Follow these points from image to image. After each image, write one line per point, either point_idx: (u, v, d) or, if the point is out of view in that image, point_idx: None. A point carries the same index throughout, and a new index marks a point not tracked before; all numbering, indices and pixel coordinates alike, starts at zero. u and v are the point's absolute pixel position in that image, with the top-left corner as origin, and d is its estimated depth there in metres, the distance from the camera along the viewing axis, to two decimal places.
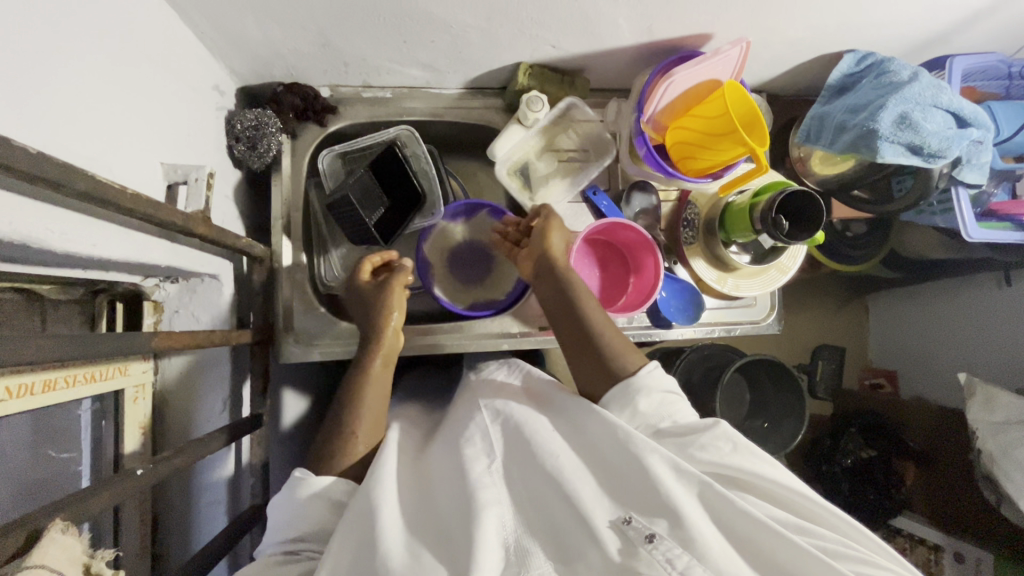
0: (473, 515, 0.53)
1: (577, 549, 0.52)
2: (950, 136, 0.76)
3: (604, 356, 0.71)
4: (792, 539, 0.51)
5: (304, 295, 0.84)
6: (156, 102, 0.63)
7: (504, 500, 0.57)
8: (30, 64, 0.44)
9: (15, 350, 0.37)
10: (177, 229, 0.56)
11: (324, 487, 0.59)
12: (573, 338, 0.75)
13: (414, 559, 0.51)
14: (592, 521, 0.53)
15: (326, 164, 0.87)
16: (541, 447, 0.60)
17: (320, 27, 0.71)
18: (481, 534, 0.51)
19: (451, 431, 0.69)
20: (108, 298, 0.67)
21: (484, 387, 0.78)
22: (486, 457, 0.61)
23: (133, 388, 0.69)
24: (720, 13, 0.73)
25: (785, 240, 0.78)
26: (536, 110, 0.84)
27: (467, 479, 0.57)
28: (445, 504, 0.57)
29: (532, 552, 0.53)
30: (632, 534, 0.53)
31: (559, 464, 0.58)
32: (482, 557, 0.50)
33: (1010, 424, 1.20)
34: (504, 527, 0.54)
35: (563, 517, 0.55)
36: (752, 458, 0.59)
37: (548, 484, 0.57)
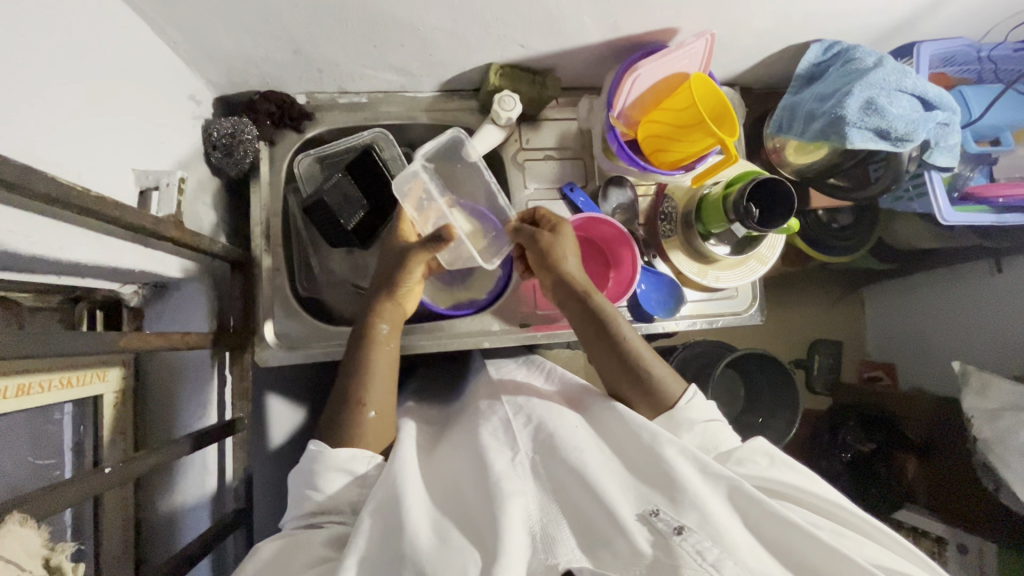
0: (498, 501, 0.54)
1: (602, 536, 0.54)
2: (916, 119, 0.77)
3: (652, 385, 0.72)
4: (825, 540, 0.53)
5: (285, 299, 0.85)
6: (131, 111, 0.64)
7: (529, 490, 0.58)
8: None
9: None
10: (147, 233, 0.57)
11: (342, 461, 0.61)
12: (618, 362, 0.74)
13: (441, 541, 0.52)
14: (620, 511, 0.54)
15: (303, 168, 0.88)
16: (566, 443, 0.62)
17: (291, 35, 0.73)
18: (507, 522, 0.52)
19: (466, 429, 0.72)
20: (88, 304, 0.68)
21: (503, 384, 0.81)
22: (509, 451, 0.63)
23: (113, 394, 0.69)
24: (683, 7, 0.74)
25: (757, 229, 0.79)
26: (509, 109, 0.85)
27: (491, 471, 0.58)
28: (471, 493, 0.58)
29: (558, 539, 0.54)
30: (660, 525, 0.54)
31: (583, 458, 0.59)
32: (509, 544, 0.51)
33: (1005, 410, 1.19)
34: (530, 517, 0.55)
35: (589, 508, 0.56)
36: (789, 473, 0.63)
37: (572, 477, 0.58)
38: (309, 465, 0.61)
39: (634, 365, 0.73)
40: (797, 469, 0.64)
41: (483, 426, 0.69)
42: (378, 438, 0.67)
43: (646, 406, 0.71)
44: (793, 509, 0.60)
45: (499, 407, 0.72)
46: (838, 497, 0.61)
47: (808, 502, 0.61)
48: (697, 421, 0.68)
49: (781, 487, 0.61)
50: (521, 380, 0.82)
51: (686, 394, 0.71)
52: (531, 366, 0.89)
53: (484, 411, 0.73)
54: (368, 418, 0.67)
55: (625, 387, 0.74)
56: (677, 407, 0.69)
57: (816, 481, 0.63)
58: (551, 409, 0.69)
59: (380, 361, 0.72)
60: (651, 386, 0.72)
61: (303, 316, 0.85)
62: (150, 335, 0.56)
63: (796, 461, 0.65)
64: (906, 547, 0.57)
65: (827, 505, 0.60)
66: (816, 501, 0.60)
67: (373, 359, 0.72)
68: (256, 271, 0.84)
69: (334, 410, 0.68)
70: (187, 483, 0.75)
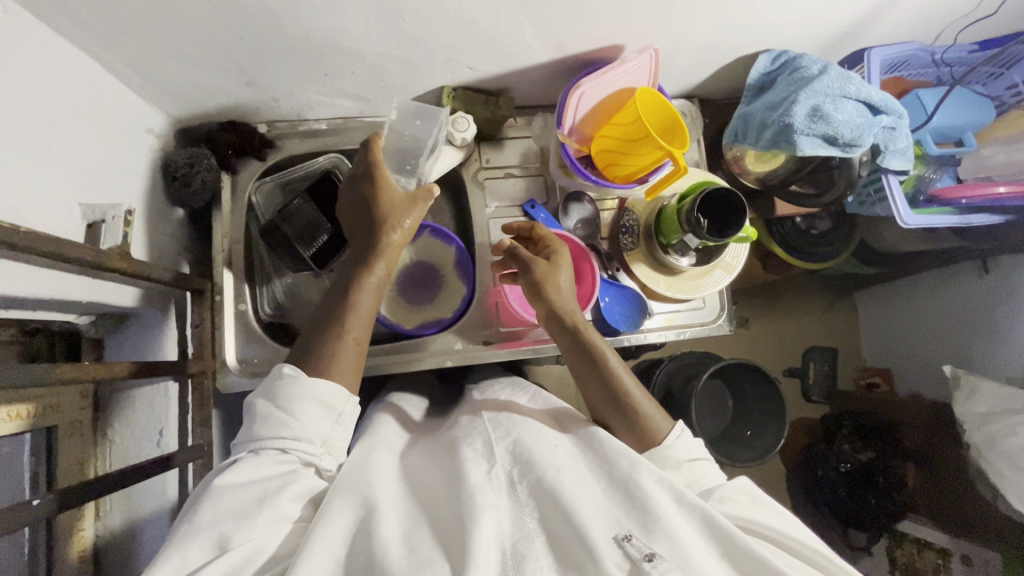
0: (471, 516, 0.52)
1: (574, 557, 0.52)
2: (861, 125, 0.77)
3: (638, 422, 0.69)
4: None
5: (248, 325, 0.86)
6: (85, 148, 0.66)
7: (503, 507, 0.56)
8: None
9: None
10: (89, 265, 0.58)
11: (322, 395, 0.62)
12: (604, 392, 0.72)
13: (412, 552, 0.51)
14: (594, 535, 0.52)
15: (264, 194, 0.91)
16: (544, 461, 0.60)
17: (243, 67, 0.75)
18: (478, 537, 0.50)
19: (447, 441, 0.70)
20: (47, 336, 0.70)
21: (487, 401, 0.81)
22: (486, 463, 0.61)
23: (70, 424, 0.70)
24: (623, 24, 0.76)
25: (708, 237, 0.79)
26: (462, 129, 0.86)
27: (466, 484, 0.57)
28: (443, 509, 0.57)
29: (528, 558, 0.52)
30: (632, 551, 0.52)
31: (560, 477, 0.58)
32: (479, 558, 0.49)
33: (995, 414, 1.16)
34: (502, 533, 0.53)
35: (561, 529, 0.54)
36: (770, 514, 0.61)
37: (546, 496, 0.56)
38: (282, 391, 0.61)
39: (622, 399, 0.71)
40: (780, 511, 0.63)
41: (464, 440, 0.67)
42: (352, 364, 0.67)
43: (630, 439, 0.70)
44: (772, 552, 0.57)
45: (481, 422, 0.72)
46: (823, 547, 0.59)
47: (789, 548, 0.58)
48: (683, 461, 0.66)
49: (759, 527, 0.59)
50: (505, 398, 0.82)
51: (674, 430, 0.69)
52: (514, 388, 0.88)
53: (463, 426, 0.73)
54: (346, 344, 0.67)
55: (610, 417, 0.72)
56: (662, 444, 0.68)
57: (799, 526, 0.62)
58: (530, 428, 0.68)
59: (367, 297, 0.71)
60: (637, 421, 0.70)
61: (266, 340, 0.86)
62: (88, 365, 0.56)
63: (779, 504, 0.63)
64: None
65: (809, 552, 0.58)
66: (796, 544, 0.58)
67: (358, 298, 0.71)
68: (218, 298, 0.85)
69: (315, 338, 0.67)
70: (148, 512, 0.76)
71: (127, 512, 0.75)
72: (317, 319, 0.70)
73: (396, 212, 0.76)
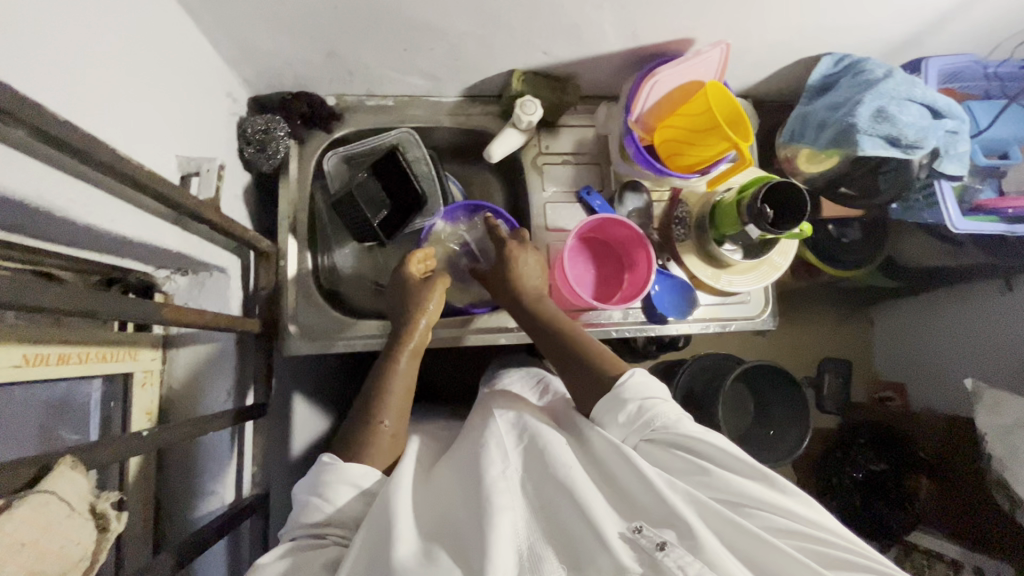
0: (488, 517, 0.51)
1: (585, 551, 0.50)
2: (926, 127, 0.80)
3: (597, 379, 0.70)
4: (785, 553, 0.50)
5: (307, 292, 0.87)
6: (175, 99, 0.67)
7: (518, 506, 0.55)
8: (74, 56, 0.49)
9: (20, 293, 0.39)
10: (188, 212, 0.59)
11: (354, 476, 0.60)
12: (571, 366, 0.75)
13: (427, 559, 0.49)
14: (605, 530, 0.51)
15: (332, 166, 0.92)
16: (556, 458, 0.59)
17: (326, 36, 0.77)
18: (495, 536, 0.49)
19: (464, 442, 0.68)
20: (123, 287, 0.68)
21: (497, 398, 0.77)
22: (501, 462, 0.59)
23: (142, 372, 0.71)
24: (699, 19, 0.78)
25: (771, 230, 0.81)
26: (530, 112, 0.88)
27: (483, 483, 0.56)
28: (458, 506, 0.56)
29: (545, 557, 0.50)
30: (643, 542, 0.50)
31: (572, 475, 0.56)
32: (497, 558, 0.48)
33: (1019, 427, 1.11)
34: (517, 533, 0.52)
35: (574, 525, 0.52)
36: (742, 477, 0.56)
37: (561, 494, 0.55)
38: (319, 477, 0.60)
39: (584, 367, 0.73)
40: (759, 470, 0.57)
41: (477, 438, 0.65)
42: (390, 453, 0.67)
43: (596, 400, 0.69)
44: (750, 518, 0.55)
45: (490, 421, 0.69)
46: (808, 507, 0.55)
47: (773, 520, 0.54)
48: (631, 401, 0.64)
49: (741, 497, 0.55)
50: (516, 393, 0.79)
51: (624, 375, 0.67)
52: (528, 380, 0.83)
53: (475, 428, 0.71)
54: (382, 432, 0.67)
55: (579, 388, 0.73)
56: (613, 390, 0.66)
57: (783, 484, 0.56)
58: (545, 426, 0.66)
59: (397, 388, 0.72)
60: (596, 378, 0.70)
61: (325, 308, 0.87)
62: (185, 309, 0.57)
63: (752, 458, 0.57)
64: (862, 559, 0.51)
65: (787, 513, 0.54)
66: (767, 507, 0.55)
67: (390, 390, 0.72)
68: (283, 261, 0.87)
69: (352, 429, 0.68)
70: (207, 466, 0.76)
71: (188, 464, 0.75)
72: (358, 404, 0.71)
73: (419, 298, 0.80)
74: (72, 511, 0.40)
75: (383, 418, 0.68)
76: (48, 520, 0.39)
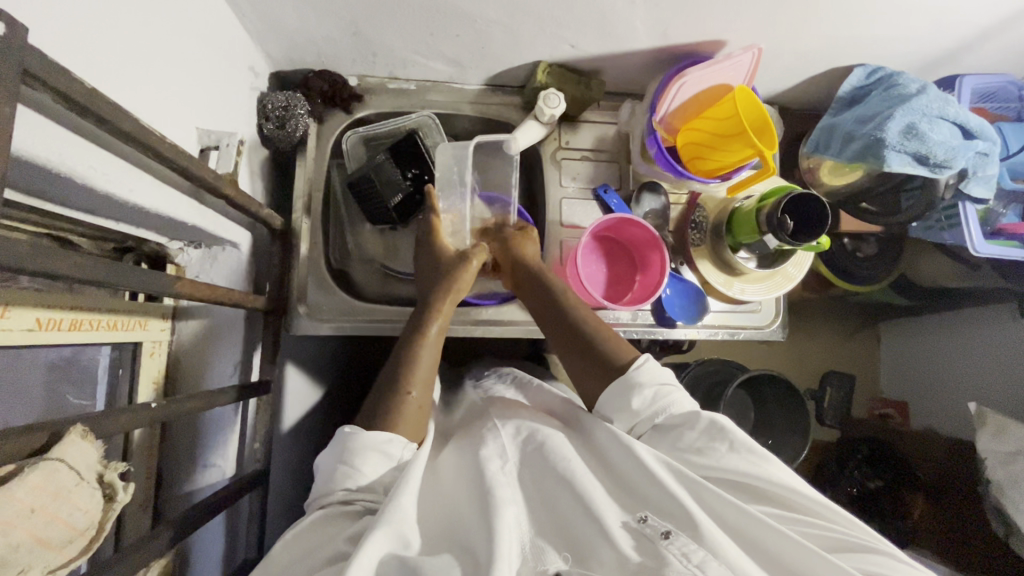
0: (491, 509, 0.51)
1: (586, 543, 0.51)
2: (956, 147, 0.78)
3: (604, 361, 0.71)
4: (790, 534, 0.50)
5: (318, 272, 0.88)
6: (198, 70, 0.67)
7: (519, 500, 0.55)
8: (103, 22, 0.48)
9: (43, 260, 0.39)
10: (207, 186, 0.59)
11: (378, 443, 0.60)
12: (572, 340, 0.76)
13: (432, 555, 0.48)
14: (605, 518, 0.51)
15: (349, 145, 0.91)
16: (555, 451, 0.59)
17: (353, 15, 0.76)
18: (500, 527, 0.49)
19: (465, 436, 0.68)
20: (135, 257, 0.68)
21: (495, 401, 0.77)
22: (500, 457, 0.60)
23: (151, 343, 0.71)
24: (732, 21, 0.76)
25: (790, 241, 0.81)
26: (553, 106, 0.87)
27: (486, 477, 0.56)
28: (460, 502, 0.55)
29: (547, 549, 0.50)
30: (648, 530, 0.51)
31: (572, 467, 0.57)
32: (500, 547, 0.47)
33: (1021, 454, 1.10)
34: (520, 526, 0.52)
35: (575, 517, 0.53)
36: (744, 457, 0.57)
37: (561, 487, 0.55)
38: (343, 447, 0.59)
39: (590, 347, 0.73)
40: (759, 449, 0.58)
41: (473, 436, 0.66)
42: (412, 424, 0.66)
43: (601, 379, 0.70)
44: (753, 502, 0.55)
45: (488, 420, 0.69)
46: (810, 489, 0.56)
47: (777, 494, 0.56)
48: (647, 385, 0.65)
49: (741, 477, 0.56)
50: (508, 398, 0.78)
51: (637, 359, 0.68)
52: (518, 387, 0.83)
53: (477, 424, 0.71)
54: (409, 401, 0.66)
55: (581, 363, 0.74)
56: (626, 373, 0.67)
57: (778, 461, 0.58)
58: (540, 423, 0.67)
59: (427, 354, 0.72)
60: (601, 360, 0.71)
61: (335, 289, 0.87)
62: (197, 283, 0.57)
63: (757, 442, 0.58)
64: (854, 539, 0.51)
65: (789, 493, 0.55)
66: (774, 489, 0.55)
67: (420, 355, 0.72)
68: (296, 239, 0.87)
69: (379, 398, 0.67)
70: (210, 440, 0.76)
71: (191, 440, 0.75)
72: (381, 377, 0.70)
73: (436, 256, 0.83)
74: (80, 479, 0.43)
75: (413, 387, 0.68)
76: (59, 487, 0.41)
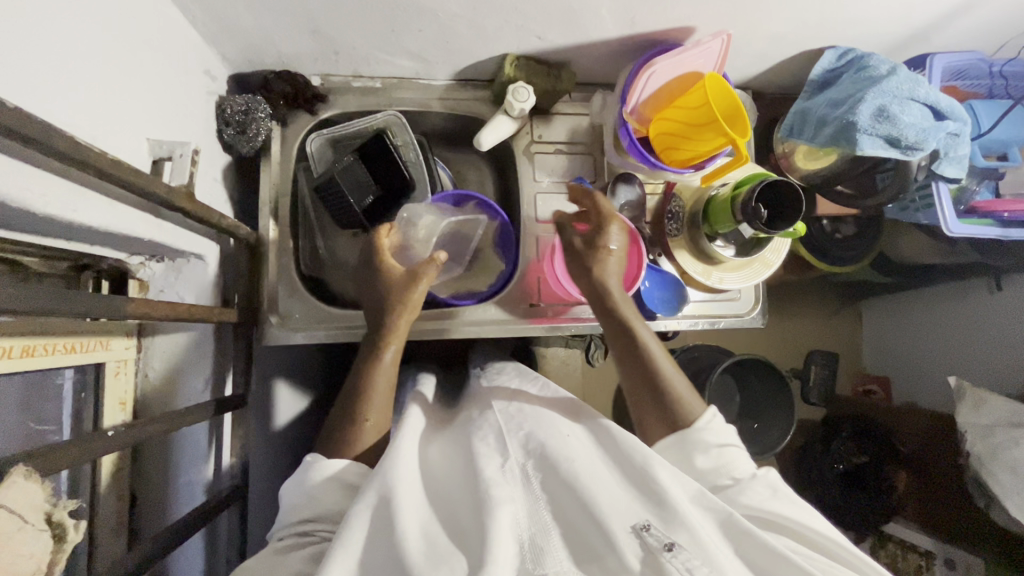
0: (488, 509, 0.50)
1: (589, 548, 0.50)
2: (926, 129, 0.78)
3: (670, 407, 0.70)
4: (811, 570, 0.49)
5: (289, 279, 0.86)
6: (146, 78, 0.64)
7: (518, 498, 0.53)
8: (31, 35, 0.45)
9: None
10: (159, 201, 0.56)
11: (337, 470, 0.60)
12: (637, 370, 0.74)
13: (433, 552, 0.48)
14: (610, 523, 0.50)
15: (315, 147, 0.89)
16: (558, 452, 0.57)
17: (310, 13, 0.73)
18: (497, 530, 0.48)
19: (460, 435, 0.67)
20: (93, 274, 0.67)
21: (496, 393, 0.75)
22: (500, 457, 0.58)
23: (115, 363, 0.69)
24: (700, 7, 0.75)
25: (764, 230, 0.80)
26: (522, 100, 0.85)
27: (481, 476, 0.54)
28: (461, 502, 0.55)
29: (546, 550, 0.50)
30: (651, 541, 0.50)
31: (576, 469, 0.55)
32: (499, 553, 0.46)
33: (1000, 426, 1.12)
34: (519, 525, 0.51)
35: (579, 520, 0.52)
36: (788, 505, 0.59)
37: (563, 489, 0.54)
38: (304, 474, 0.60)
39: (657, 381, 0.72)
40: (800, 504, 0.61)
41: (474, 431, 0.65)
42: (372, 448, 0.66)
43: (662, 424, 0.69)
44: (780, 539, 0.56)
45: (489, 413, 0.68)
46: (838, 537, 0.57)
47: (808, 538, 0.56)
48: (712, 443, 0.65)
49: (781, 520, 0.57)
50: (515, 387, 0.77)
51: (705, 414, 0.68)
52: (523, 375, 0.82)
53: (477, 419, 0.69)
54: (364, 427, 0.67)
55: (644, 399, 0.72)
56: (693, 426, 0.67)
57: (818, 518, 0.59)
58: (542, 420, 0.64)
59: (381, 382, 0.71)
60: (669, 403, 0.70)
61: (308, 297, 0.86)
62: (156, 303, 0.55)
63: (800, 498, 0.61)
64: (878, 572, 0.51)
65: (823, 540, 0.55)
66: (810, 533, 0.56)
67: (375, 382, 0.71)
68: (264, 247, 0.85)
69: (338, 422, 0.68)
70: (183, 458, 0.75)
71: (164, 458, 0.74)
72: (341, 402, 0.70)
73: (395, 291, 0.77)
74: (25, 523, 0.40)
75: (368, 414, 0.68)
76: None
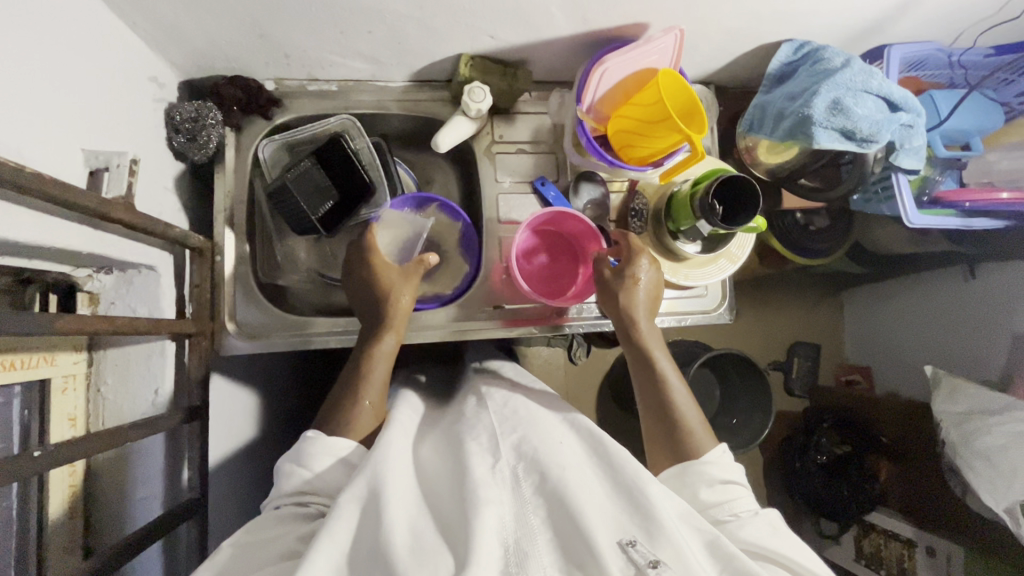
0: (473, 511, 0.49)
1: (575, 554, 0.49)
2: (880, 121, 0.79)
3: (679, 440, 0.68)
4: None
5: (246, 287, 0.85)
6: (81, 86, 0.62)
7: (506, 502, 0.53)
8: None
9: None
10: (92, 213, 0.55)
11: (335, 448, 0.60)
12: (651, 398, 0.73)
13: (417, 548, 0.47)
14: (595, 534, 0.49)
15: (269, 153, 0.87)
16: (548, 458, 0.56)
17: (254, 17, 0.71)
18: (479, 534, 0.47)
19: (451, 434, 0.66)
20: (41, 288, 0.65)
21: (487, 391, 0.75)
22: (491, 458, 0.57)
23: (62, 378, 0.67)
24: (651, 3, 0.74)
25: (722, 225, 0.79)
26: (478, 100, 0.84)
27: (469, 478, 0.53)
28: (449, 504, 0.53)
29: (530, 555, 0.48)
30: (636, 557, 0.48)
31: (564, 476, 0.54)
32: (480, 558, 0.45)
33: (973, 414, 1.12)
34: (504, 529, 0.50)
35: (564, 528, 0.50)
36: (790, 547, 0.57)
37: (550, 496, 0.53)
38: (303, 448, 0.60)
39: (669, 412, 0.70)
40: (802, 549, 0.58)
41: (468, 430, 0.64)
42: (369, 431, 0.66)
43: (669, 456, 0.68)
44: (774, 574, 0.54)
45: (483, 412, 0.68)
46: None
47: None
48: (716, 478, 0.63)
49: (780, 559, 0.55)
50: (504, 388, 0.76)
51: (715, 449, 0.66)
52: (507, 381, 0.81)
53: (470, 416, 0.69)
54: (363, 408, 0.67)
55: (655, 428, 0.71)
56: (700, 460, 0.65)
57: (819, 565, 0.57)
58: (538, 424, 0.63)
59: (381, 368, 0.71)
60: (678, 434, 0.68)
61: (267, 304, 0.85)
62: (90, 318, 0.53)
63: (803, 544, 0.59)
64: None
65: None
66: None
67: (375, 368, 0.71)
68: (220, 256, 0.83)
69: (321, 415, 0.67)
70: (138, 472, 0.73)
71: (119, 471, 0.73)
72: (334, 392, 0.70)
73: (396, 288, 0.77)
74: None
75: (366, 395, 0.68)
76: None
